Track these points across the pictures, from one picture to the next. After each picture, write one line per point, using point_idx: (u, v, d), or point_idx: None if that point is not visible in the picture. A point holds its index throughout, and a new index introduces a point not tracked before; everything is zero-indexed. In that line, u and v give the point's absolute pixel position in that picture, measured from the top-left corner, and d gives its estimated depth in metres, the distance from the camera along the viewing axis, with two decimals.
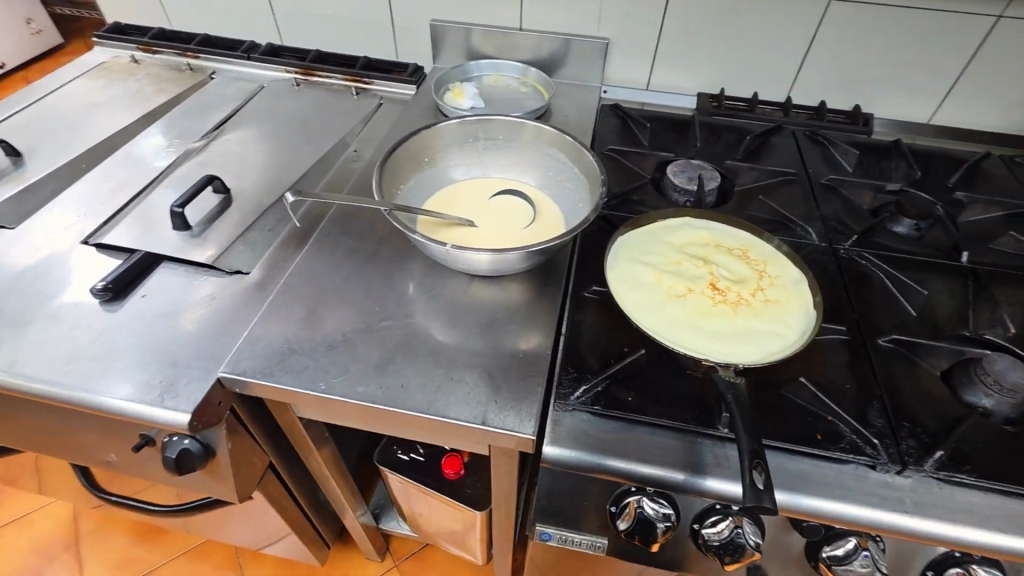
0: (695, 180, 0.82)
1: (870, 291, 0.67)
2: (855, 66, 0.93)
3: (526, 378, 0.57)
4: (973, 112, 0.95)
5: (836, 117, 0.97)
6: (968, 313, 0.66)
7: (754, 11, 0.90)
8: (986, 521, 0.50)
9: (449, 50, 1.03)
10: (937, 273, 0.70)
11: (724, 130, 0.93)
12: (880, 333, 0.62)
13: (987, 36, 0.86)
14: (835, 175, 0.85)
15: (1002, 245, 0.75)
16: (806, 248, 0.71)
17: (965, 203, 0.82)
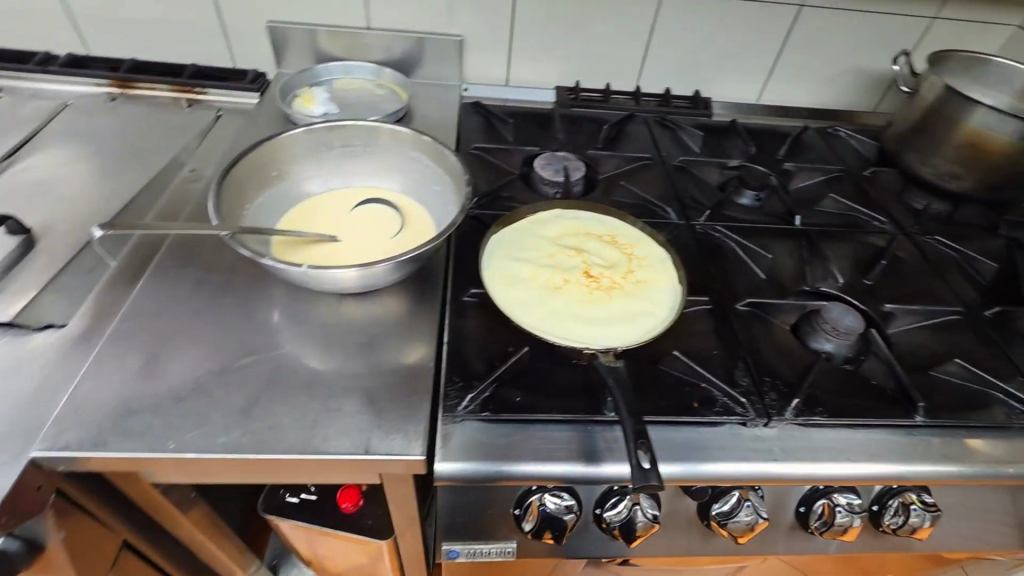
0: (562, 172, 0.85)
1: (725, 261, 0.72)
2: (691, 54, 1.01)
3: (410, 395, 0.53)
4: (790, 92, 1.07)
5: (681, 102, 1.04)
6: (806, 271, 0.74)
7: (597, 4, 0.94)
8: (840, 454, 0.55)
9: (293, 54, 0.96)
10: (778, 237, 0.78)
11: (584, 122, 0.97)
12: (738, 298, 0.67)
13: (793, 22, 0.97)
14: (685, 156, 0.92)
15: (825, 206, 0.86)
16: (668, 227, 0.75)
17: (792, 173, 0.92)
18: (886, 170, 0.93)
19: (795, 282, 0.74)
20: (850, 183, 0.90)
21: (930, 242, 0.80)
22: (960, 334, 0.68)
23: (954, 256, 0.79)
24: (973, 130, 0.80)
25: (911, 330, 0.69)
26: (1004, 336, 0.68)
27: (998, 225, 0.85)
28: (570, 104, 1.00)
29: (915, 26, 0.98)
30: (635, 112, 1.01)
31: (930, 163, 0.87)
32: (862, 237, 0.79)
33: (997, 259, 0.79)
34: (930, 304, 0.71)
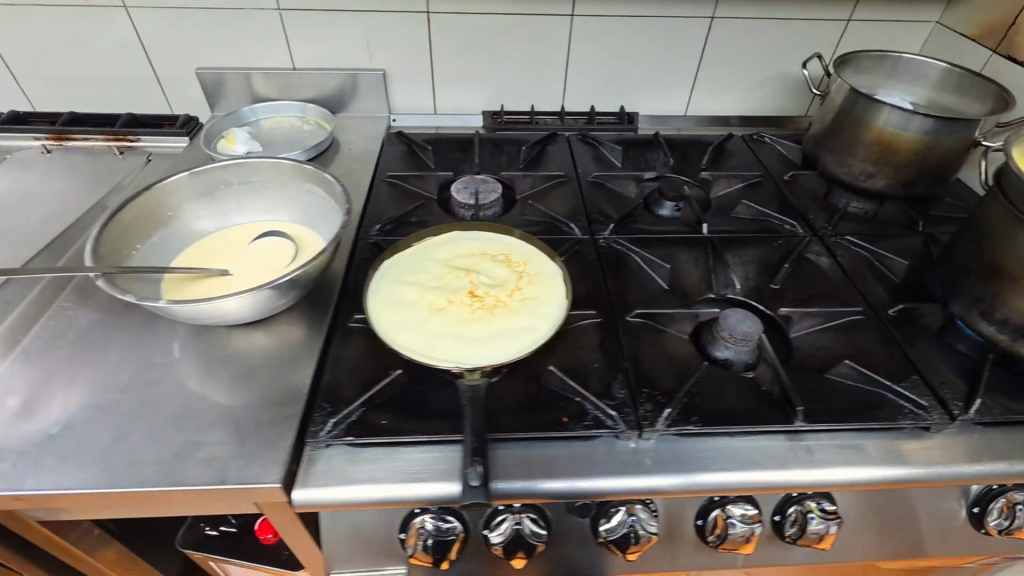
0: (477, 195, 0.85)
1: (625, 273, 0.73)
2: (611, 71, 1.03)
3: (279, 422, 0.55)
4: (718, 101, 1.08)
5: (606, 119, 1.06)
6: (709, 278, 0.74)
7: (509, 30, 0.96)
8: (715, 464, 0.55)
9: (224, 97, 1.01)
10: (684, 247, 0.77)
11: (505, 144, 0.99)
12: (629, 309, 0.67)
13: (707, 34, 0.98)
14: (602, 171, 0.92)
15: (740, 213, 0.85)
16: (570, 242, 0.76)
17: (711, 181, 0.92)
18: (807, 173, 0.93)
19: (699, 292, 0.73)
20: (769, 188, 0.90)
21: (842, 243, 0.79)
22: (859, 335, 0.66)
23: (866, 255, 0.78)
24: (878, 127, 0.80)
25: (811, 333, 0.68)
26: (906, 334, 0.66)
27: (917, 222, 0.83)
28: (494, 128, 1.02)
29: (832, 29, 0.98)
30: (558, 131, 1.02)
31: (844, 164, 0.86)
32: (771, 242, 0.79)
33: (911, 256, 0.78)
34: (833, 305, 0.70)
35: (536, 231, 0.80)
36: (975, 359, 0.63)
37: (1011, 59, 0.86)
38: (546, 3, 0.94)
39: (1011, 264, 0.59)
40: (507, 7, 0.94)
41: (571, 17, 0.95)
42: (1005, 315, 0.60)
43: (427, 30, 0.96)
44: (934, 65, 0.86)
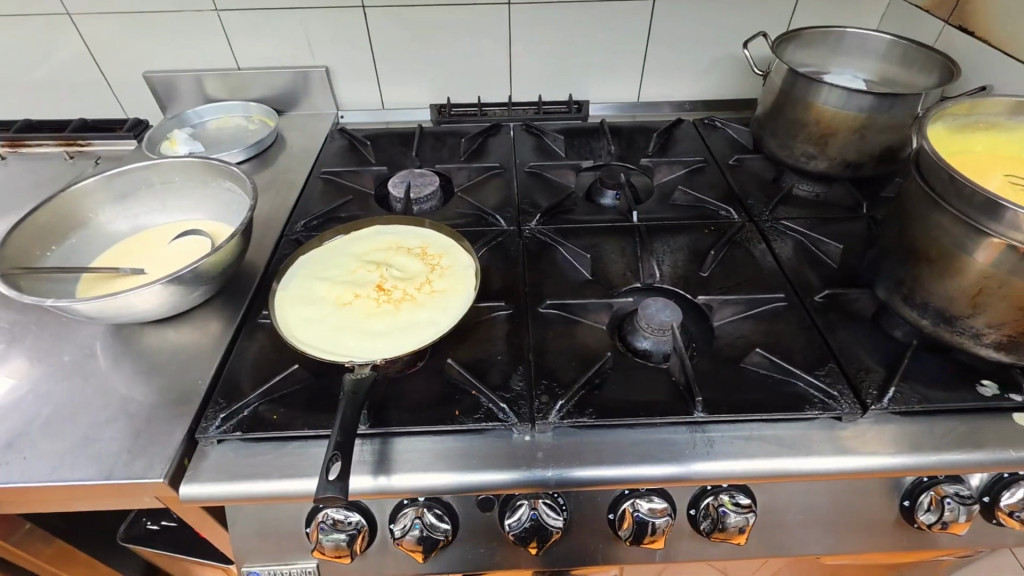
0: (414, 187, 0.85)
1: (545, 263, 0.72)
2: (557, 60, 1.01)
3: (174, 419, 0.55)
4: (670, 86, 1.05)
5: (555, 108, 1.05)
6: (633, 268, 0.73)
7: (448, 22, 0.95)
8: (609, 457, 0.54)
9: (173, 99, 1.02)
10: (611, 236, 0.76)
11: (448, 137, 0.99)
12: (542, 301, 0.66)
13: (650, 17, 0.96)
14: (541, 162, 0.91)
15: (677, 200, 0.84)
16: (493, 234, 0.76)
17: (652, 170, 0.91)
18: (752, 157, 0.90)
19: (622, 281, 0.72)
20: (711, 174, 0.88)
21: (778, 228, 0.77)
22: (779, 323, 0.64)
23: (801, 240, 0.75)
24: (815, 107, 0.77)
25: (732, 322, 0.66)
26: (829, 321, 0.64)
27: (862, 204, 0.80)
28: (439, 121, 1.02)
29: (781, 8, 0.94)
30: (504, 122, 1.02)
31: (787, 146, 0.83)
32: (702, 229, 0.77)
33: (849, 240, 0.75)
34: (757, 293, 0.68)
35: (463, 223, 0.79)
36: (897, 346, 0.61)
37: (963, 31, 0.81)
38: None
39: (928, 246, 0.56)
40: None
41: (508, 6, 0.94)
42: (924, 300, 0.57)
43: (366, 26, 0.95)
44: (880, 38, 0.85)
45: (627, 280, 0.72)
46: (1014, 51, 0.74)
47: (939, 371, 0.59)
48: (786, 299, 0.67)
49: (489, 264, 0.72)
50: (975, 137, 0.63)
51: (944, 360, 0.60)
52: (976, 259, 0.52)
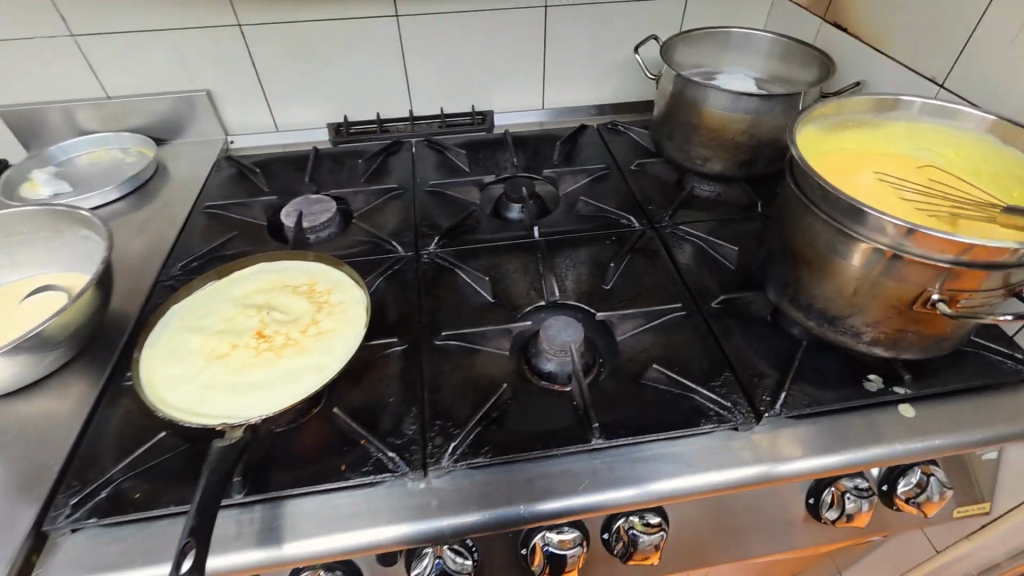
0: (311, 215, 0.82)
1: (442, 290, 0.69)
2: (455, 71, 0.98)
3: (20, 508, 0.49)
4: (573, 92, 1.04)
5: (458, 121, 1.02)
6: (535, 286, 0.71)
7: (334, 38, 0.91)
8: (508, 497, 0.51)
9: (37, 134, 0.93)
10: (513, 254, 0.74)
11: (347, 157, 0.94)
12: (439, 331, 0.64)
13: (544, 24, 0.94)
14: (443, 179, 0.88)
15: (580, 210, 0.83)
16: (389, 263, 0.72)
17: (557, 181, 0.90)
18: (654, 161, 0.90)
19: (524, 300, 0.70)
20: (614, 181, 0.87)
21: (678, 233, 0.77)
22: (679, 333, 0.64)
23: (701, 245, 0.75)
24: (703, 111, 0.78)
25: (634, 335, 0.65)
26: (726, 327, 0.64)
27: (757, 203, 0.82)
28: (337, 141, 0.97)
29: (671, 8, 0.96)
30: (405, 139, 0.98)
31: (682, 150, 0.83)
32: (604, 240, 0.76)
33: (746, 241, 0.76)
34: (657, 304, 0.68)
35: (358, 253, 0.75)
36: (790, 347, 0.62)
37: (837, 27, 0.84)
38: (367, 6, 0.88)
39: (808, 250, 0.57)
40: (325, 14, 0.88)
41: (396, 18, 0.90)
42: (809, 302, 0.58)
43: (246, 45, 0.90)
44: (763, 37, 0.87)
45: (529, 299, 0.70)
46: (882, 47, 0.77)
47: (829, 370, 0.60)
48: (685, 308, 0.67)
49: (386, 295, 0.68)
50: (844, 135, 0.64)
51: (833, 358, 0.61)
52: (848, 261, 0.53)
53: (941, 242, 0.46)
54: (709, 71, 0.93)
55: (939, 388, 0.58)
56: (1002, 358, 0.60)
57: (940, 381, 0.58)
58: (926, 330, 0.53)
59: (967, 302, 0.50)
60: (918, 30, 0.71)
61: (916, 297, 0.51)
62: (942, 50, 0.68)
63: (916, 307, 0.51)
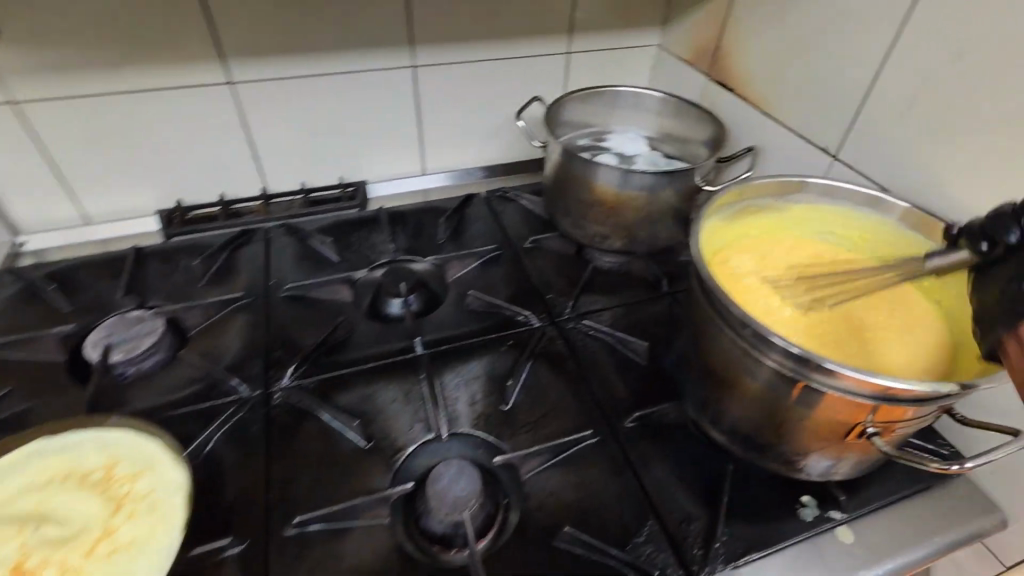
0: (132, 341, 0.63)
1: (299, 444, 0.55)
2: (314, 141, 0.84)
3: None
4: (457, 155, 0.93)
5: (324, 196, 0.87)
6: (419, 419, 0.59)
7: (152, 111, 0.74)
8: None
9: None
10: (389, 377, 0.61)
11: (181, 255, 0.76)
12: (290, 513, 0.49)
13: (414, 86, 0.83)
14: (304, 278, 0.74)
15: (470, 306, 0.71)
16: (228, 413, 0.56)
17: (442, 266, 0.78)
18: (550, 236, 0.81)
19: (407, 440, 0.57)
20: (507, 263, 0.77)
21: (582, 328, 0.67)
22: (590, 469, 0.54)
23: (607, 341, 0.66)
24: (596, 187, 0.70)
25: (540, 475, 0.55)
26: (642, 454, 0.55)
27: (663, 279, 0.75)
28: (168, 234, 0.79)
29: (553, 64, 0.89)
30: (258, 224, 0.82)
31: (579, 226, 0.75)
32: (499, 345, 0.65)
33: (655, 330, 0.68)
34: (564, 429, 0.57)
35: (185, 398, 0.58)
36: (715, 473, 0.54)
37: (724, 87, 0.80)
38: (190, 74, 0.73)
39: (728, 374, 0.48)
40: (135, 85, 0.71)
41: (230, 85, 0.75)
42: (732, 428, 0.50)
43: (29, 125, 0.70)
44: (651, 95, 0.81)
45: (413, 437, 0.57)
46: (771, 110, 0.72)
47: (760, 498, 0.52)
48: (595, 431, 0.57)
49: (223, 461, 0.53)
50: (747, 223, 0.59)
51: (762, 481, 0.53)
52: (773, 393, 0.45)
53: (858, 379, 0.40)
54: (598, 131, 0.85)
55: (874, 504, 0.52)
56: (927, 454, 0.56)
57: (871, 496, 0.53)
58: (859, 455, 0.47)
59: (901, 430, 0.44)
60: (804, 97, 0.67)
61: (847, 429, 0.44)
62: (830, 121, 0.64)
63: (848, 438, 0.45)
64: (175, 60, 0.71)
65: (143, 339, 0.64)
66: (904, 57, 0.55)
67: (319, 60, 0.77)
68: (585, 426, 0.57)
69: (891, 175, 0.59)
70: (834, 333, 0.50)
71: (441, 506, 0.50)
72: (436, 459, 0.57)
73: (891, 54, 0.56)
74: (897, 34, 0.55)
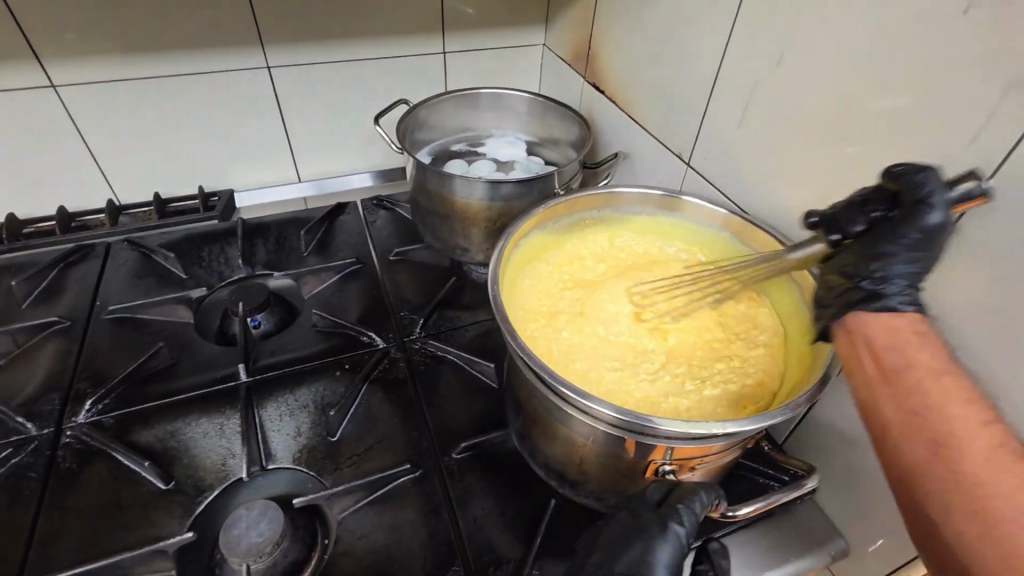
0: None
1: (80, 492, 0.49)
2: (166, 148, 0.78)
3: None
4: (333, 161, 0.90)
5: (182, 207, 0.82)
6: (231, 454, 0.53)
7: None
8: None
9: None
10: (203, 410, 0.56)
11: (3, 274, 0.70)
12: (49, 572, 0.45)
13: (273, 88, 0.79)
14: (136, 298, 0.68)
15: (315, 326, 0.66)
16: (6, 457, 0.51)
17: (296, 282, 0.72)
18: (417, 247, 0.77)
19: (214, 479, 0.52)
20: (366, 278, 0.72)
21: (427, 349, 0.63)
22: (405, 508, 0.50)
23: (455, 362, 0.62)
24: (447, 197, 0.66)
25: (355, 515, 0.50)
26: (465, 490, 0.51)
27: None
28: None
29: (428, 64, 0.85)
30: (101, 238, 0.75)
31: (438, 238, 0.71)
32: (334, 369, 0.60)
33: (509, 349, 0.64)
34: (386, 464, 0.53)
35: None
36: (538, 509, 0.49)
37: (596, 88, 0.76)
38: (6, 76, 0.67)
39: (533, 406, 0.45)
40: None
41: (54, 89, 0.69)
42: (544, 462, 0.47)
43: None
44: (521, 97, 0.77)
45: (223, 475, 0.52)
46: (634, 114, 0.69)
47: (582, 537, 0.48)
48: (418, 465, 0.52)
49: None
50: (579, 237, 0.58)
51: (589, 518, 0.49)
52: (568, 427, 0.42)
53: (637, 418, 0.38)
54: (474, 136, 0.81)
55: (703, 537, 0.49)
56: (765, 479, 0.51)
57: (701, 530, 0.49)
58: None
59: (701, 465, 0.42)
60: (659, 100, 0.64)
61: (644, 467, 0.41)
62: (682, 125, 0.61)
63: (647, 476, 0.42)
64: None
65: None
66: (735, 59, 0.52)
67: (157, 60, 0.71)
68: (408, 459, 0.53)
69: (734, 184, 0.56)
70: (647, 354, 0.49)
71: (233, 558, 0.45)
72: (264, 493, 0.52)
73: (726, 55, 0.53)
74: (729, 34, 0.52)
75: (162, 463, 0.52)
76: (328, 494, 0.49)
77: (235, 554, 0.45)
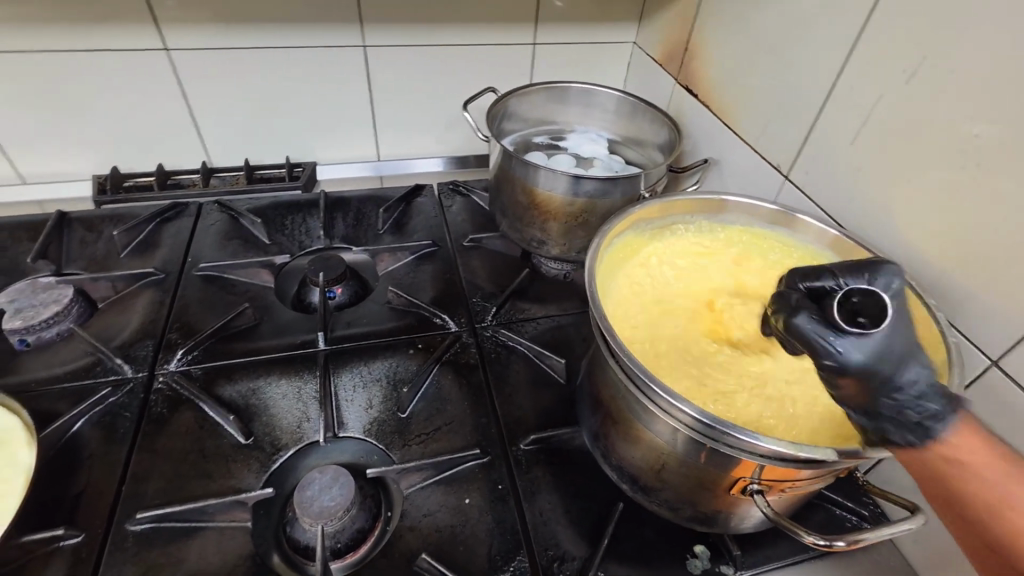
0: (25, 309, 0.60)
1: (169, 437, 0.52)
2: (259, 117, 0.81)
3: None
4: (412, 142, 0.91)
5: (269, 177, 0.85)
6: (306, 418, 0.55)
7: (87, 70, 0.72)
8: None
9: None
10: (283, 372, 0.58)
11: (105, 222, 0.74)
12: (137, 509, 0.47)
13: (365, 68, 0.80)
14: (224, 258, 0.71)
15: (390, 303, 0.67)
16: (103, 396, 0.54)
17: (373, 258, 0.73)
18: (492, 236, 0.77)
19: (290, 439, 0.53)
20: (441, 261, 0.73)
21: (498, 338, 0.63)
22: (471, 492, 0.50)
23: (525, 353, 0.62)
24: (532, 189, 0.65)
25: (421, 491, 0.51)
26: (531, 482, 0.51)
27: None
28: (98, 201, 0.77)
29: (516, 55, 0.85)
30: (192, 199, 0.80)
31: (517, 229, 0.71)
32: (407, 348, 0.62)
33: (578, 347, 0.64)
34: (454, 446, 0.53)
35: (64, 373, 0.56)
36: (604, 511, 0.49)
37: (688, 91, 0.75)
38: (128, 36, 0.70)
39: (616, 407, 0.45)
40: (64, 41, 0.69)
41: (167, 53, 0.73)
42: (619, 463, 0.46)
43: None
44: (609, 94, 0.76)
45: (298, 437, 0.53)
46: (731, 123, 0.67)
47: (646, 544, 0.48)
48: (486, 452, 0.53)
49: (86, 446, 0.51)
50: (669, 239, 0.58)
51: (655, 526, 0.49)
52: (654, 433, 0.42)
53: (735, 454, 0.37)
54: (558, 130, 0.81)
55: (773, 563, 0.47)
56: (842, 512, 0.50)
57: (774, 553, 0.48)
58: (749, 512, 0.43)
59: (791, 488, 0.40)
60: (763, 108, 0.62)
61: (731, 483, 0.40)
62: (786, 137, 0.59)
63: (733, 493, 0.41)
64: (105, 19, 0.69)
65: (46, 307, 0.60)
66: (858, 70, 0.50)
67: (264, 31, 0.74)
68: (476, 444, 0.53)
69: (841, 203, 0.54)
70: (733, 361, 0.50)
71: (305, 518, 0.45)
72: (329, 461, 0.53)
73: (846, 67, 0.51)
74: (854, 45, 0.50)
75: (244, 418, 0.54)
76: (398, 469, 0.50)
77: (307, 515, 0.45)
